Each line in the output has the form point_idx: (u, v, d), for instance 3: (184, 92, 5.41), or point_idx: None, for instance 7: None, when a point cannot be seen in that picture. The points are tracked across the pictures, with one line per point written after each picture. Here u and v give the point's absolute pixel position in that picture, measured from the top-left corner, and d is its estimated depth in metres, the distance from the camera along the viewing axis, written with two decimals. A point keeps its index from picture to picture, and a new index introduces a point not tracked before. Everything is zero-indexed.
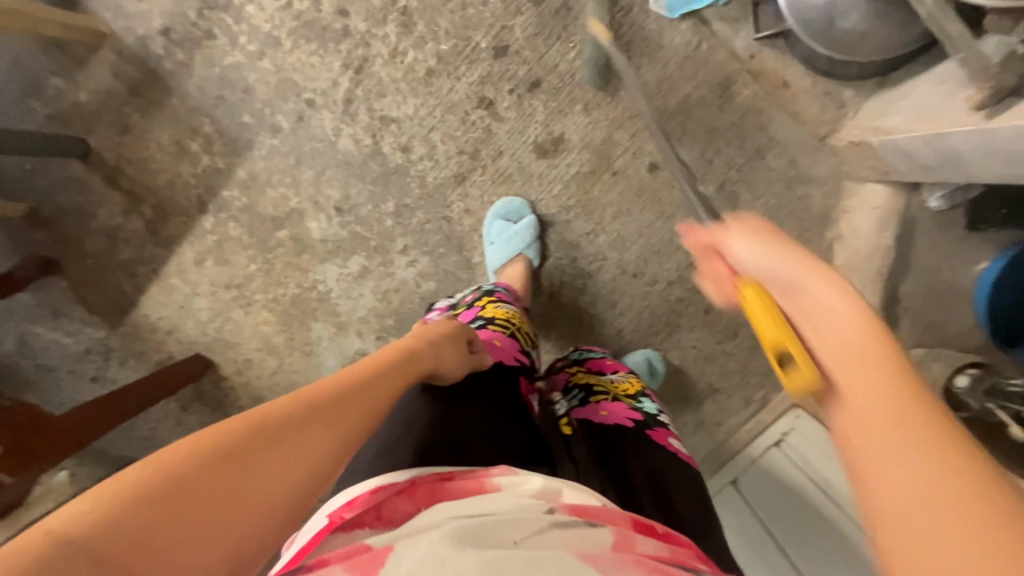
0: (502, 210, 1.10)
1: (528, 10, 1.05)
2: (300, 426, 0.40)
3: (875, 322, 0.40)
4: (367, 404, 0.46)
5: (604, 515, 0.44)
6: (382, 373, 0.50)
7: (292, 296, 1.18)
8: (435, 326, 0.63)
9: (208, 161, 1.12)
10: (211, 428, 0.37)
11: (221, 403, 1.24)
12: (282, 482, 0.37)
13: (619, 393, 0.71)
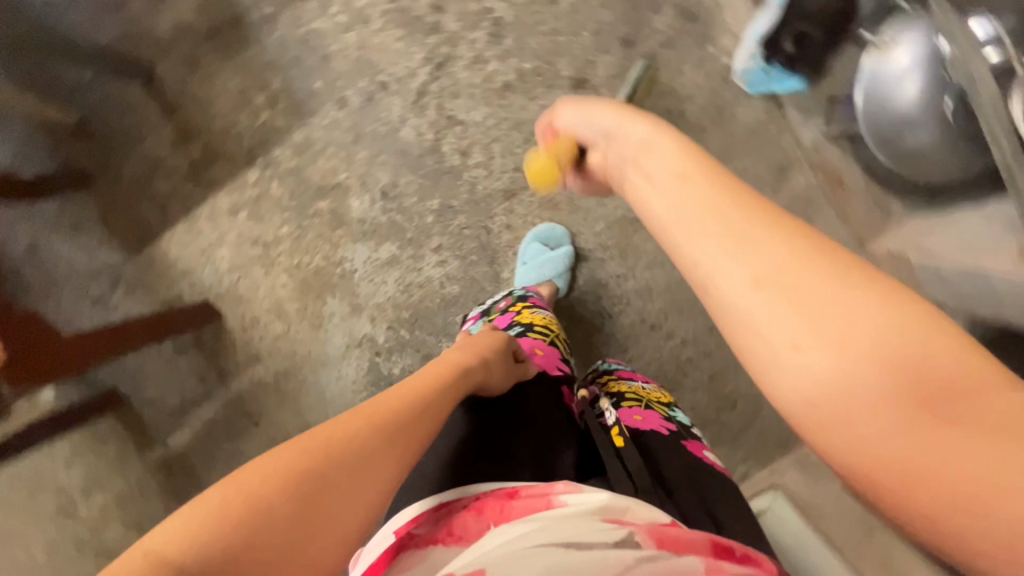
0: (542, 234, 1.12)
1: (615, 51, 1.07)
2: (360, 432, 0.43)
3: (679, 142, 0.42)
4: (421, 411, 0.49)
5: (686, 541, 0.44)
6: (433, 386, 0.53)
7: (315, 267, 1.17)
8: (483, 340, 0.67)
9: (269, 117, 1.12)
10: (285, 449, 0.39)
11: (218, 354, 1.24)
12: (353, 486, 0.40)
13: (651, 400, 0.73)
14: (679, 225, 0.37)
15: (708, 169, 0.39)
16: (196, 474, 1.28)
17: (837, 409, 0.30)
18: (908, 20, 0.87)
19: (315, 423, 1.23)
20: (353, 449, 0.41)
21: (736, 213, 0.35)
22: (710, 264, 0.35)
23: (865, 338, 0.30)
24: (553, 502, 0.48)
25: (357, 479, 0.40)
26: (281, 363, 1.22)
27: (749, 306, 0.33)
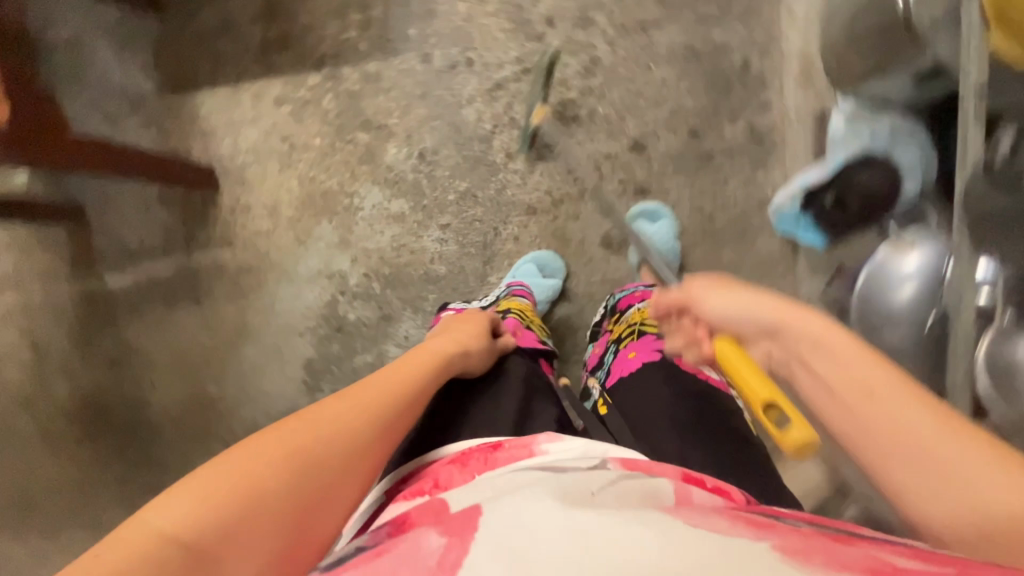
0: (539, 260, 1.14)
1: (682, 135, 1.11)
2: (342, 409, 0.56)
3: (835, 331, 0.50)
4: (397, 394, 0.62)
5: (654, 469, 0.55)
6: (410, 371, 0.67)
7: (326, 188, 1.18)
8: (459, 328, 0.80)
9: (354, 37, 1.15)
10: (282, 442, 0.49)
11: (195, 221, 1.23)
12: (338, 443, 0.52)
13: (644, 326, 0.92)
14: (828, 404, 0.48)
15: (863, 352, 0.48)
16: (118, 318, 1.27)
17: (966, 549, 0.40)
18: (930, 235, 0.95)
19: (255, 325, 1.25)
20: (336, 420, 0.54)
21: (885, 390, 0.46)
22: (864, 442, 0.46)
23: (991, 497, 0.39)
24: (534, 449, 0.62)
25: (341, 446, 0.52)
26: (250, 257, 1.23)
27: (897, 478, 0.44)
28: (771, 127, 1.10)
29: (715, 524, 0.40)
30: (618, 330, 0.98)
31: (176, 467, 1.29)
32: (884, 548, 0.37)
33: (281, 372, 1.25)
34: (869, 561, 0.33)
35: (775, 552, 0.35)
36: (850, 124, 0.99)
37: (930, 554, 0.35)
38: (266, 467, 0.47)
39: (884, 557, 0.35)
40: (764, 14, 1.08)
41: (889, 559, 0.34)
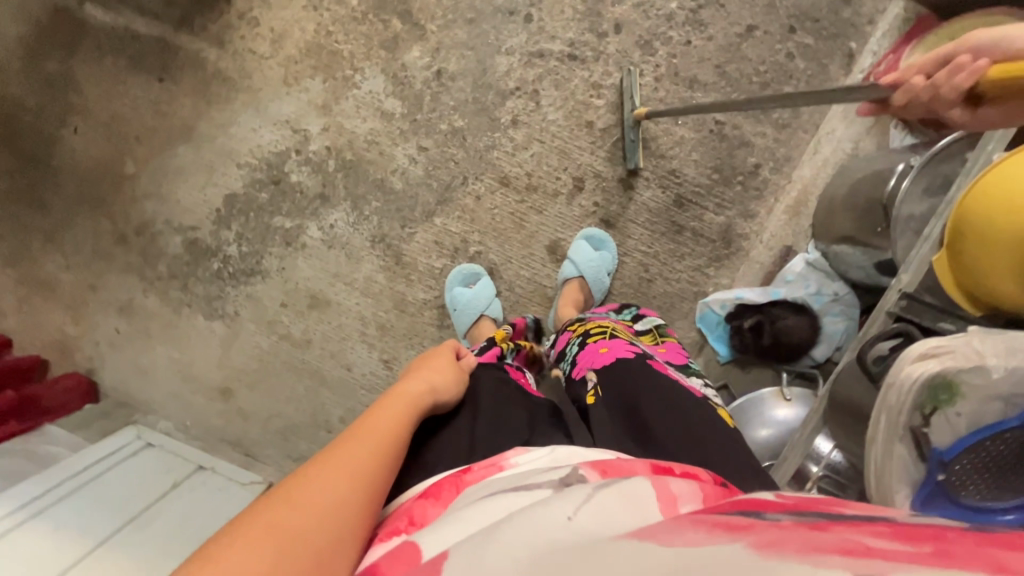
0: (461, 276, 1.16)
1: (669, 197, 1.13)
2: (320, 477, 0.50)
3: None
4: (378, 449, 0.55)
5: (624, 466, 0.51)
6: (389, 417, 0.60)
7: (337, 50, 1.16)
8: (431, 361, 0.73)
9: None
10: (251, 523, 0.45)
11: (202, 4, 1.18)
12: (319, 518, 0.46)
13: (615, 333, 0.87)
14: None
15: None
16: (75, 46, 1.21)
17: None
18: (809, 395, 1.03)
19: (202, 132, 1.21)
20: (316, 496, 0.48)
21: None
22: None
23: None
24: (503, 464, 0.55)
25: (329, 516, 0.47)
26: (232, 69, 1.19)
27: None
28: (743, 235, 1.12)
29: (677, 532, 0.35)
30: (583, 330, 0.92)
31: (57, 214, 1.25)
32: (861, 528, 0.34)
33: (202, 187, 1.22)
34: (838, 550, 0.30)
35: (740, 552, 0.30)
36: (804, 271, 1.06)
37: (907, 530, 0.32)
38: (242, 548, 0.43)
39: (861, 540, 0.31)
40: (797, 136, 1.09)
41: (863, 542, 0.30)
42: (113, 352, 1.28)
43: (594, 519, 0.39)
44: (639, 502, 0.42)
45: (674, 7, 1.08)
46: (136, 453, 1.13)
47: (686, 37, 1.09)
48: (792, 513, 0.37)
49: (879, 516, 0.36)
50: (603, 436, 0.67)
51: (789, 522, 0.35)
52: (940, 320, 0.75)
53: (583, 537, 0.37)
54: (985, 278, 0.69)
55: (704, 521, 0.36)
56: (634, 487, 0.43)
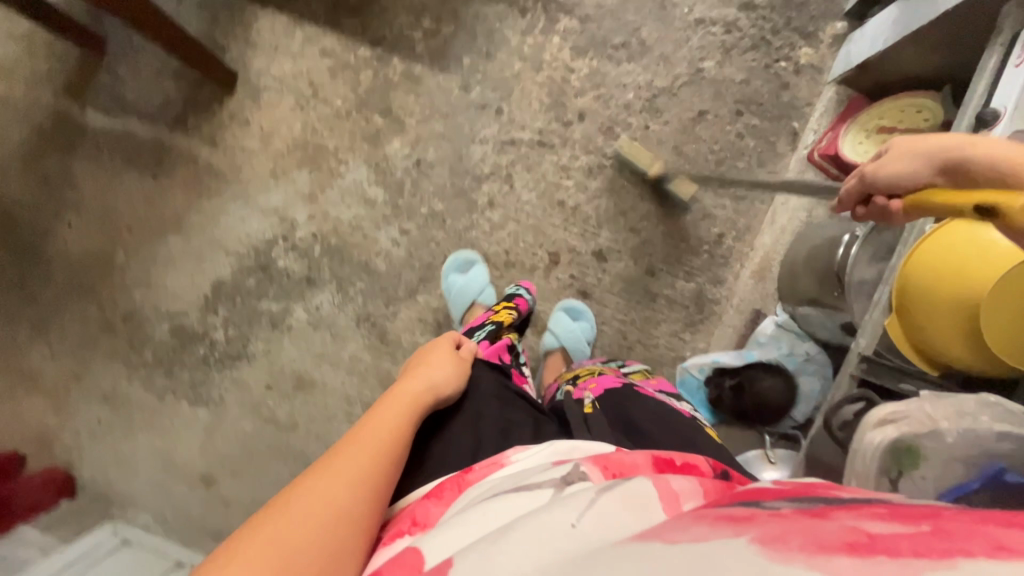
0: (453, 266, 1.18)
1: (640, 268, 1.19)
2: (325, 485, 0.51)
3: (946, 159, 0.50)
4: (382, 454, 0.58)
5: (623, 463, 0.56)
6: (390, 421, 0.63)
7: (323, 145, 1.23)
8: (430, 360, 0.77)
9: (415, 38, 1.21)
10: (262, 522, 0.47)
11: (196, 108, 1.25)
12: (326, 518, 0.48)
13: (599, 373, 0.92)
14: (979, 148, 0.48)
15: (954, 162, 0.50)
16: (74, 147, 1.26)
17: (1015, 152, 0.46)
18: (793, 456, 1.04)
19: (192, 223, 1.26)
20: (323, 497, 0.50)
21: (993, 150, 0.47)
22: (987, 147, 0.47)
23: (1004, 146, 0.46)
24: (502, 462, 0.59)
25: (334, 524, 0.48)
26: (223, 165, 1.26)
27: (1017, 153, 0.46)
28: (714, 300, 1.18)
29: (688, 532, 0.38)
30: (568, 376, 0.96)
31: (46, 305, 1.27)
32: (861, 516, 0.39)
33: (190, 275, 1.26)
34: (844, 540, 0.33)
35: (750, 551, 0.33)
36: (775, 333, 1.10)
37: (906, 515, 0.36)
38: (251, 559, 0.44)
39: (862, 530, 0.35)
40: (755, 207, 1.17)
41: (863, 527, 0.35)
42: (94, 442, 1.26)
43: (601, 523, 0.42)
44: (642, 503, 0.45)
45: (632, 97, 1.18)
46: (114, 551, 1.10)
47: (644, 123, 1.18)
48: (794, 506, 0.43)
49: (875, 501, 0.41)
50: (602, 432, 0.72)
51: (792, 514, 0.40)
52: (901, 380, 0.78)
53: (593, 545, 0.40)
54: (968, 368, 0.73)
55: (709, 523, 0.39)
56: (637, 488, 0.47)
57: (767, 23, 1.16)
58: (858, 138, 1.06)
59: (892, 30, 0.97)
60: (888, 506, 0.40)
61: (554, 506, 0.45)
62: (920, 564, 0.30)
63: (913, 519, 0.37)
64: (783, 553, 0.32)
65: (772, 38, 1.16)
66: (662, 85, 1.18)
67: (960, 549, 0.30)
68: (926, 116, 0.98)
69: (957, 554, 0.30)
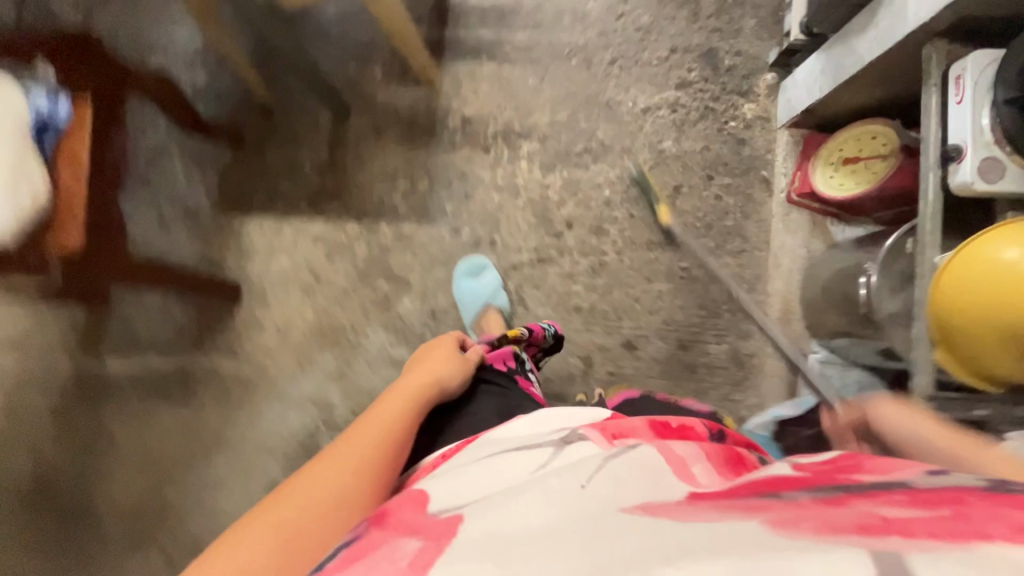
0: (466, 269, 1.23)
1: (671, 345, 1.22)
2: (321, 476, 0.54)
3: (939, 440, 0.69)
4: (387, 435, 0.63)
5: (632, 429, 0.62)
6: (392, 412, 0.68)
7: (338, 323, 1.27)
8: (433, 356, 0.83)
9: (397, 201, 1.27)
10: (272, 504, 0.51)
11: (209, 325, 1.28)
12: (334, 492, 0.53)
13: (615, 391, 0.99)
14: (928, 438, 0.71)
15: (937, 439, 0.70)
16: (101, 399, 1.28)
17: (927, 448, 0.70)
18: None
19: (233, 436, 1.27)
20: (331, 479, 0.54)
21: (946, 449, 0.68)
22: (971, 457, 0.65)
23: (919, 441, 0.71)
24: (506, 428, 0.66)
25: (325, 508, 0.51)
26: (249, 371, 1.28)
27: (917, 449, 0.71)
28: (751, 353, 1.20)
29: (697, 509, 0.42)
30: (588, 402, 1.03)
31: (108, 566, 1.24)
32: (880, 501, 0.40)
33: (244, 488, 1.25)
34: (855, 522, 0.35)
35: (763, 526, 0.36)
36: (822, 371, 1.12)
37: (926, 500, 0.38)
38: (246, 545, 0.47)
39: (878, 512, 0.37)
40: (756, 256, 1.22)
41: (881, 512, 0.37)
42: None
43: (607, 488, 0.47)
44: (649, 475, 0.50)
45: (609, 193, 1.25)
46: None
47: (628, 213, 1.24)
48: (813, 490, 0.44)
49: (897, 486, 0.43)
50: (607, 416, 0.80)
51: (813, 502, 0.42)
52: (972, 406, 0.80)
53: (597, 508, 0.44)
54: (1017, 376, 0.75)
55: (726, 506, 0.42)
56: (647, 459, 0.52)
57: (706, 93, 1.25)
58: (828, 173, 1.12)
59: (825, 78, 1.05)
60: (907, 491, 0.41)
61: (563, 471, 0.50)
62: (940, 545, 0.32)
63: (931, 501, 0.38)
64: (794, 530, 0.35)
65: (715, 104, 1.25)
66: (633, 175, 1.25)
67: (980, 535, 0.33)
68: (882, 140, 1.04)
69: (972, 537, 0.33)
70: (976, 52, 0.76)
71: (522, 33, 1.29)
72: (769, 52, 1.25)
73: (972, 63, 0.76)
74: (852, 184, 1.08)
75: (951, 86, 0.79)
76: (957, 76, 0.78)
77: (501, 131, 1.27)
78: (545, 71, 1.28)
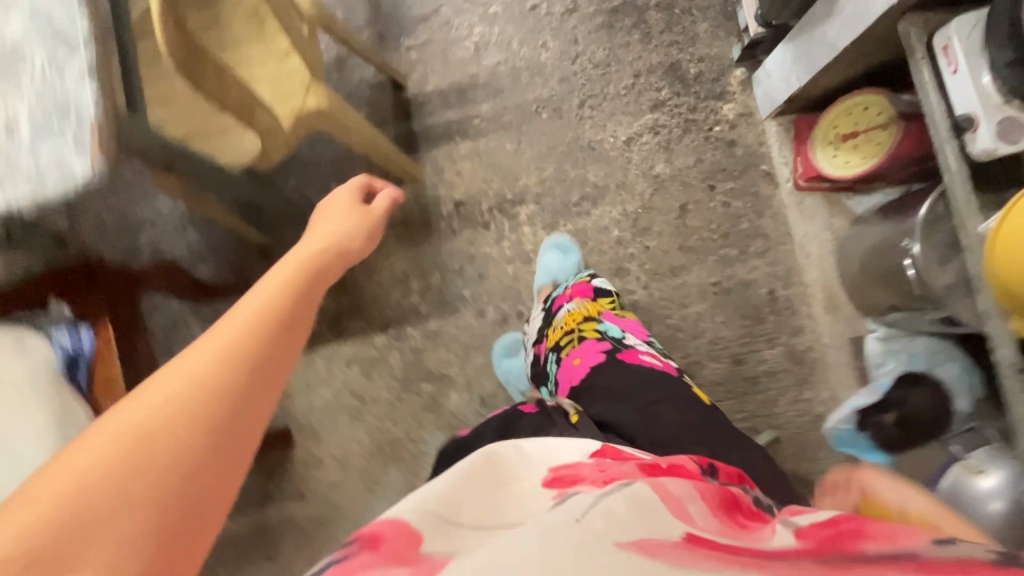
0: (505, 348, 1.22)
1: (727, 362, 1.19)
2: (181, 368, 0.38)
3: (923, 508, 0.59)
4: (281, 300, 0.46)
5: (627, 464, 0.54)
6: (274, 284, 0.49)
7: (394, 437, 1.25)
8: (336, 207, 0.75)
9: (415, 302, 1.27)
10: (114, 416, 0.35)
11: (270, 475, 1.27)
12: (195, 386, 0.37)
13: (581, 330, 0.98)
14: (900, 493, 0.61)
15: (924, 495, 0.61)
16: None
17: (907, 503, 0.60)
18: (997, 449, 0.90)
19: None
20: (191, 369, 0.38)
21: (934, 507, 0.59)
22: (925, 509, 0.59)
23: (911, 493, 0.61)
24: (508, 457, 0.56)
25: (214, 415, 0.37)
26: (321, 508, 1.26)
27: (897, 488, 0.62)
28: (808, 348, 1.17)
29: (685, 560, 0.37)
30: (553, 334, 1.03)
31: None
32: (879, 565, 0.34)
33: None
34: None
35: None
36: (885, 348, 1.09)
37: (931, 571, 0.32)
38: (76, 495, 0.32)
39: None
40: (782, 250, 1.19)
41: None
42: None
43: (609, 523, 0.39)
44: (647, 509, 0.42)
45: (618, 233, 1.23)
46: None
47: (643, 246, 1.22)
48: (808, 558, 0.37)
49: (898, 551, 0.35)
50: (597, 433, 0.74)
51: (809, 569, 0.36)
52: None
53: (597, 546, 0.37)
54: None
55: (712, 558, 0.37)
56: (645, 494, 0.44)
57: (683, 106, 1.24)
58: (830, 152, 1.10)
59: (798, 68, 1.04)
60: (912, 559, 0.34)
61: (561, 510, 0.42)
62: None
63: (937, 570, 0.33)
64: None
65: (694, 116, 1.24)
66: (636, 208, 1.23)
67: None
68: (876, 109, 1.02)
69: None
70: (958, 18, 0.75)
71: (487, 105, 1.29)
72: (732, 49, 1.24)
73: (955, 30, 0.75)
74: (859, 160, 1.05)
75: (940, 57, 0.77)
76: (944, 46, 0.77)
77: (495, 205, 1.27)
78: (520, 133, 1.28)
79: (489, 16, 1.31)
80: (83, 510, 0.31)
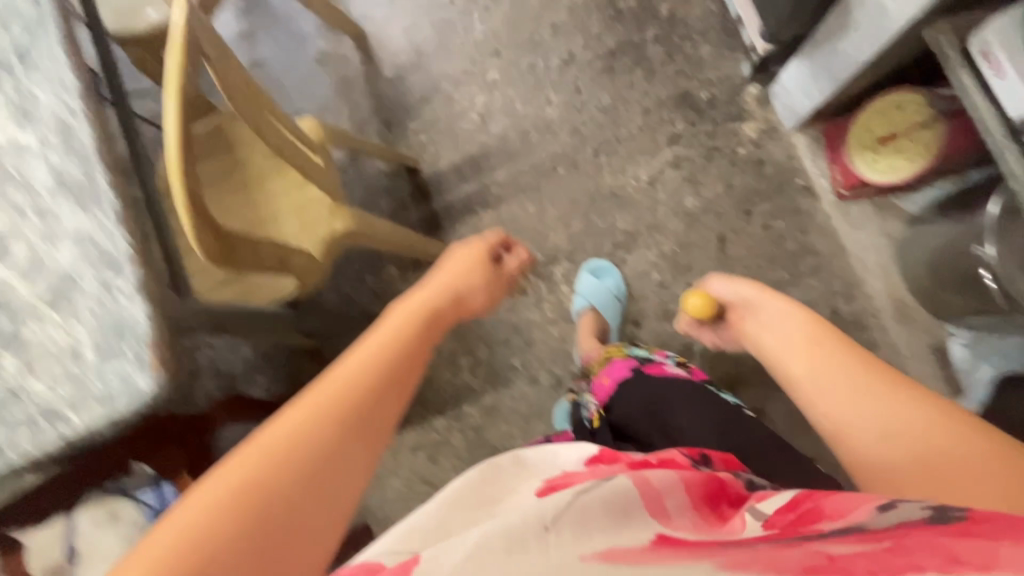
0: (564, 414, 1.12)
1: None
2: (310, 412, 0.43)
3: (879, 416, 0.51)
4: (402, 354, 0.52)
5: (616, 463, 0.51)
6: (393, 330, 0.55)
7: None
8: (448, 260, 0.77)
9: (467, 379, 1.26)
10: (250, 446, 0.40)
11: None
12: (322, 430, 0.42)
13: (610, 354, 0.96)
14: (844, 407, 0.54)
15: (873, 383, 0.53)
16: None
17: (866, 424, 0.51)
18: None
19: None
20: (318, 412, 0.43)
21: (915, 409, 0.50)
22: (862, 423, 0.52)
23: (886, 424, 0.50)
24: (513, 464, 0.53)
25: (330, 459, 0.42)
26: None
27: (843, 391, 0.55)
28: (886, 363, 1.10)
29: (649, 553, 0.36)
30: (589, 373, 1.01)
31: None
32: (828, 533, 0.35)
33: None
34: (804, 564, 0.32)
35: None
36: (974, 354, 1.01)
37: (869, 531, 0.34)
38: (225, 514, 0.36)
39: (824, 550, 0.32)
40: (836, 265, 1.13)
41: (825, 549, 0.33)
42: None
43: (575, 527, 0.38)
44: (623, 508, 0.41)
45: (659, 276, 1.20)
46: None
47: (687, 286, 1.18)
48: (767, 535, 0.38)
49: (847, 518, 0.36)
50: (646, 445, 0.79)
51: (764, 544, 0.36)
52: None
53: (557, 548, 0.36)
54: None
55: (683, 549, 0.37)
56: (624, 493, 0.42)
57: (701, 135, 1.20)
58: (869, 159, 1.01)
59: (819, 82, 0.99)
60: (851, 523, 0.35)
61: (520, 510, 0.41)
62: None
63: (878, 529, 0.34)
64: None
65: (715, 142, 1.20)
66: (674, 247, 1.19)
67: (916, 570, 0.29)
68: (912, 109, 0.97)
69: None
70: (994, 22, 0.69)
71: (502, 171, 1.29)
72: (741, 68, 1.21)
73: (993, 35, 0.69)
74: (904, 163, 0.97)
75: (980, 64, 0.71)
76: (983, 52, 0.71)
77: (529, 269, 1.25)
78: (540, 193, 1.27)
79: (489, 84, 1.32)
80: (232, 526, 0.36)
